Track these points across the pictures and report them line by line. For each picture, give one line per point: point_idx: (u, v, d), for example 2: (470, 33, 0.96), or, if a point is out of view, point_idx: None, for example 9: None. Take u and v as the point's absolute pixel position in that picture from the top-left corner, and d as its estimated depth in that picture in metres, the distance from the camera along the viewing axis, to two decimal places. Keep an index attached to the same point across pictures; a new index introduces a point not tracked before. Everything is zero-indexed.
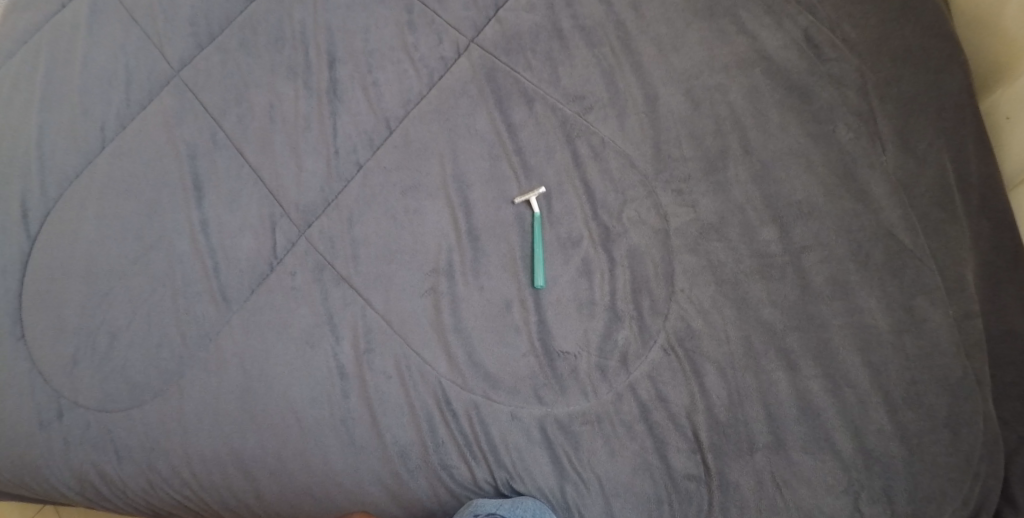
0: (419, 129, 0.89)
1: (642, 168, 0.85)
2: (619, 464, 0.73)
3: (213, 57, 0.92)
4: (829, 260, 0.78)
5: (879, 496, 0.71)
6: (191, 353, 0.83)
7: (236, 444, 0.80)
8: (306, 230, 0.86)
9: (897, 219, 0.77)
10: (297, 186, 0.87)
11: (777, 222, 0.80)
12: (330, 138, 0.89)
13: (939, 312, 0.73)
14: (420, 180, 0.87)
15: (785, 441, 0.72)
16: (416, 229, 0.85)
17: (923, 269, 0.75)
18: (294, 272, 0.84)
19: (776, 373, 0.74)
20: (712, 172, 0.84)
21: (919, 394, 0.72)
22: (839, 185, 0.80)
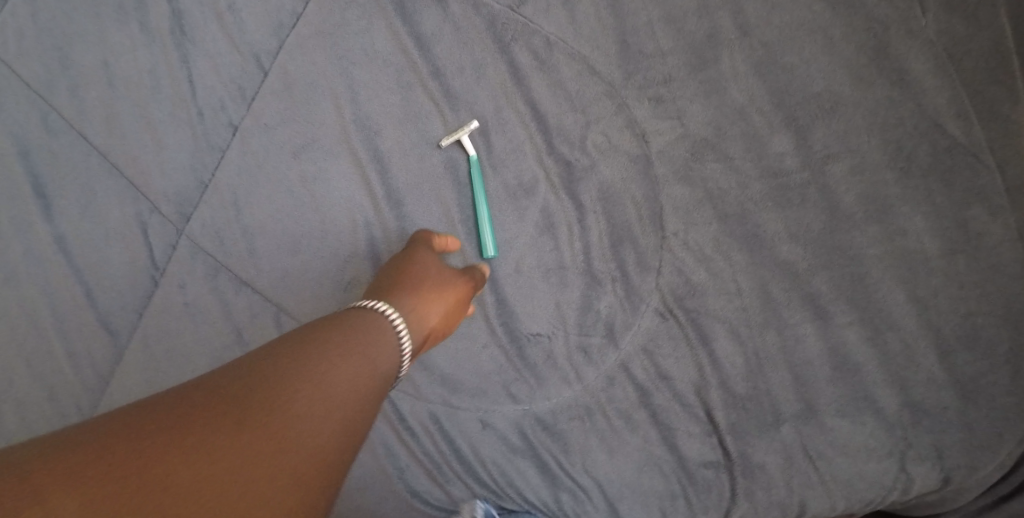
0: (301, 63, 0.66)
1: (605, 72, 0.64)
2: (620, 463, 0.61)
3: (21, 8, 0.67)
4: (861, 171, 0.60)
5: (928, 453, 0.59)
6: (92, 405, 0.67)
7: None
8: (185, 226, 0.66)
9: (945, 105, 0.58)
10: (160, 169, 0.66)
11: (793, 126, 0.61)
12: (188, 95, 0.66)
13: (999, 222, 0.57)
14: (315, 134, 0.66)
15: (817, 406, 0.60)
16: (322, 204, 0.66)
17: (979, 168, 0.58)
18: (183, 283, 0.66)
19: (802, 326, 0.60)
20: (701, 67, 0.63)
21: (977, 329, 0.58)
22: (869, 67, 0.60)
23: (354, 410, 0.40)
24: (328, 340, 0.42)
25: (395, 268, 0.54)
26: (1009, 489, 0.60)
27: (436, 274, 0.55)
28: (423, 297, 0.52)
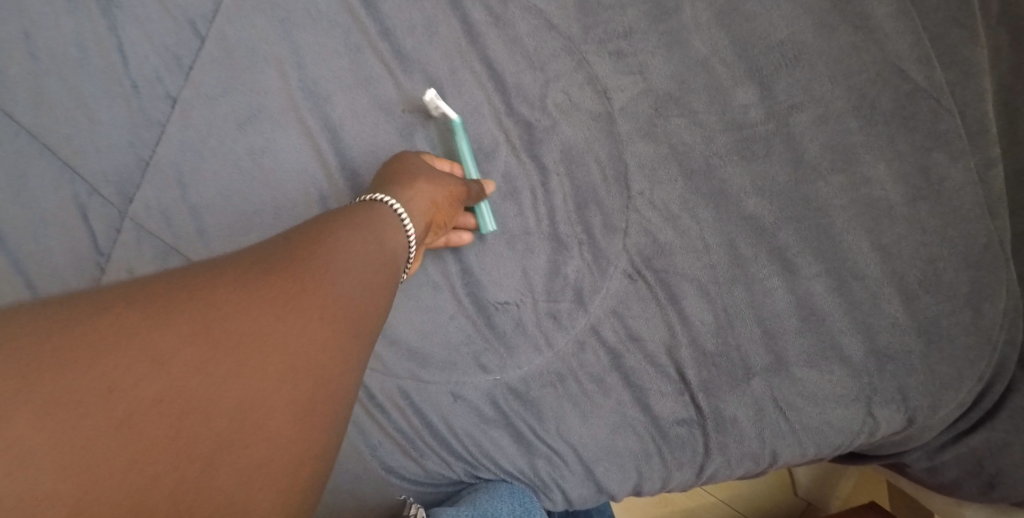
0: (240, 28, 0.62)
1: (564, 27, 0.62)
2: (594, 425, 0.61)
3: None
4: (825, 120, 0.59)
5: (893, 397, 0.60)
6: None
7: None
8: (126, 207, 0.61)
9: (908, 50, 0.58)
10: (95, 147, 0.60)
11: (756, 77, 0.60)
12: (118, 64, 0.61)
13: (960, 167, 0.58)
14: (261, 103, 0.62)
15: (785, 357, 0.60)
16: (273, 179, 0.63)
17: (940, 111, 0.58)
18: (132, 269, 0.61)
19: (771, 279, 0.60)
20: (661, 18, 0.61)
21: (938, 273, 0.59)
22: (831, 11, 0.59)
23: (366, 266, 0.35)
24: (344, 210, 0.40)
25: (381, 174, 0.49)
26: (969, 424, 0.66)
27: (429, 172, 0.49)
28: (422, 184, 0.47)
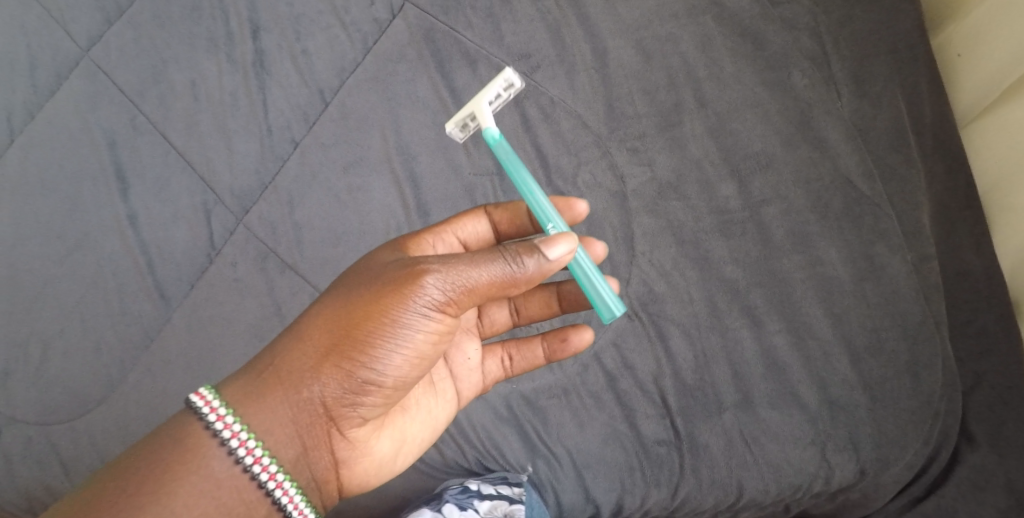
0: (357, 100, 0.85)
1: (596, 127, 0.82)
2: (589, 434, 0.72)
3: (125, 34, 0.87)
4: (789, 212, 0.76)
5: (845, 445, 0.71)
6: (133, 358, 0.81)
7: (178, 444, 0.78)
8: (244, 216, 0.83)
9: (855, 166, 0.76)
10: (230, 171, 0.84)
11: (736, 176, 0.78)
12: (261, 115, 0.85)
13: (897, 257, 0.73)
14: (363, 154, 0.84)
15: (752, 398, 0.72)
16: (361, 209, 0.83)
17: (881, 215, 0.75)
18: (235, 262, 0.82)
19: (741, 330, 0.74)
20: (668, 128, 0.81)
21: (882, 341, 0.72)
22: (796, 134, 0.78)
23: None
24: (161, 429, 0.50)
25: (352, 269, 0.57)
26: (922, 491, 0.74)
27: (368, 274, 0.55)
28: (321, 322, 0.53)
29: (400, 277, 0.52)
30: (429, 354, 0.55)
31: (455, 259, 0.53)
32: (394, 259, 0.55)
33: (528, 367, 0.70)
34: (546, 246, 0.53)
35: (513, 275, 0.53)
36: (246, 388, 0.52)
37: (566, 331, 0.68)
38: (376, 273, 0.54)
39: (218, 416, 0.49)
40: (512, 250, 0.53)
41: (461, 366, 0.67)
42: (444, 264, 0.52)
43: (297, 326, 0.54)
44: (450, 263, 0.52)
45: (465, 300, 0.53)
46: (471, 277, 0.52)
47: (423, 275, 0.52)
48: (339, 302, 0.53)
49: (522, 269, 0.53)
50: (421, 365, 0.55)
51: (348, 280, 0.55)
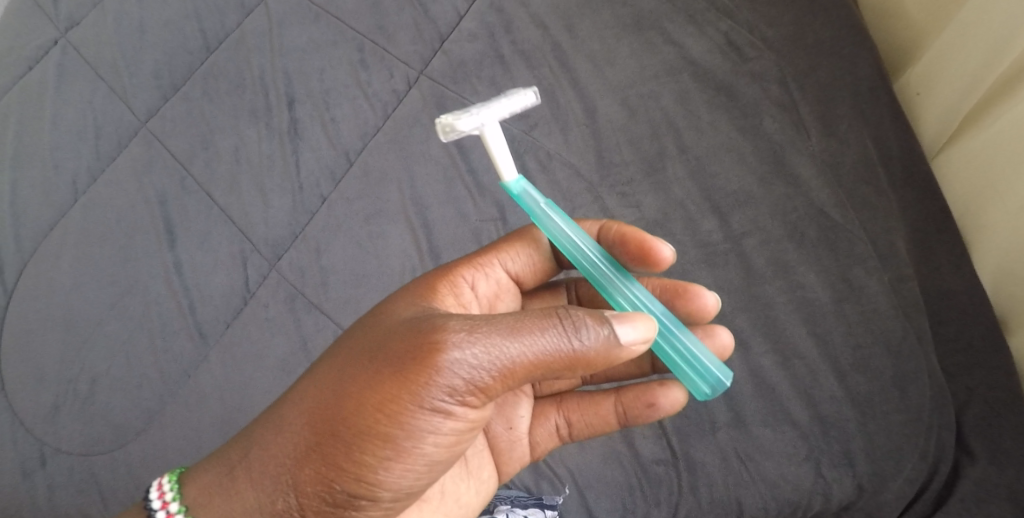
0: (377, 159, 0.95)
1: (588, 175, 0.90)
2: (588, 455, 0.77)
3: (178, 107, 1.01)
4: (768, 242, 0.82)
5: (840, 460, 0.73)
6: (171, 391, 0.89)
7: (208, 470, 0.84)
8: (276, 262, 0.93)
9: (827, 198, 0.83)
10: (264, 223, 0.94)
11: (718, 213, 0.85)
12: (294, 174, 0.96)
13: (875, 279, 0.78)
14: (382, 206, 0.94)
15: (745, 417, 0.75)
16: (380, 254, 0.92)
17: (855, 240, 0.80)
18: (266, 303, 0.91)
19: (730, 353, 0.78)
20: (653, 173, 0.89)
21: (866, 358, 0.75)
22: (771, 172, 0.85)
23: None
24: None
25: (356, 340, 0.56)
26: (929, 507, 0.73)
27: (369, 353, 0.53)
28: (302, 409, 0.53)
29: (417, 356, 0.50)
30: (442, 454, 0.53)
31: (484, 334, 0.50)
32: (414, 328, 0.53)
33: (598, 430, 0.72)
34: (593, 327, 0.52)
35: (548, 362, 0.51)
36: (211, 488, 0.54)
37: (654, 395, 0.67)
38: (388, 348, 0.52)
39: (160, 502, 0.55)
40: (557, 330, 0.51)
41: (513, 434, 0.71)
42: (468, 342, 0.49)
43: (296, 409, 0.53)
44: (473, 343, 0.50)
45: (490, 387, 0.50)
46: (499, 364, 0.50)
47: (444, 358, 0.49)
48: (345, 384, 0.52)
49: (560, 356, 0.51)
50: (429, 464, 0.53)
51: (360, 356, 0.53)
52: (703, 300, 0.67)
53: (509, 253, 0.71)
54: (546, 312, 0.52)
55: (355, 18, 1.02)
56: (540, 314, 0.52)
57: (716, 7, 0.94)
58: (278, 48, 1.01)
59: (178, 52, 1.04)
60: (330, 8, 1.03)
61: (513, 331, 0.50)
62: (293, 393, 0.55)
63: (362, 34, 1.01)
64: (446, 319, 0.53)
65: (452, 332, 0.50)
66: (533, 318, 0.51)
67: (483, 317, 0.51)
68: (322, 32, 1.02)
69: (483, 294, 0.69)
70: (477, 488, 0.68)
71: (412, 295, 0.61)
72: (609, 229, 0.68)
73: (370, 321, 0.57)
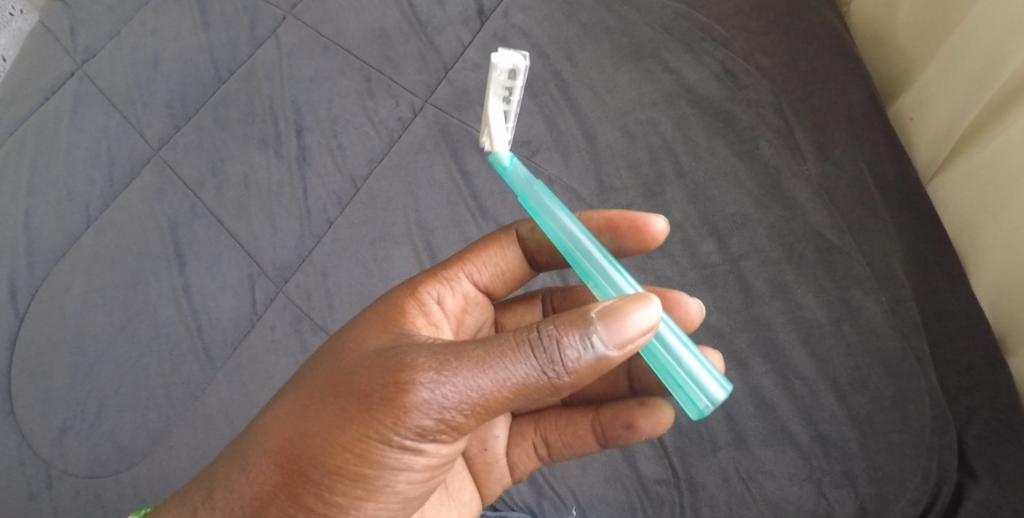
0: (383, 184, 0.98)
1: (588, 199, 0.93)
2: (590, 474, 0.80)
3: (190, 135, 1.04)
4: (766, 264, 0.84)
5: (842, 480, 0.73)
6: (178, 413, 0.90)
7: None
8: (283, 285, 0.94)
9: (823, 220, 0.84)
10: (272, 247, 0.96)
11: (716, 235, 0.87)
12: (301, 200, 0.98)
13: (872, 299, 0.79)
14: (387, 230, 0.96)
15: (746, 437, 0.77)
16: (385, 276, 0.93)
17: (852, 262, 0.81)
18: (274, 326, 0.92)
19: (730, 374, 0.79)
20: (652, 196, 0.91)
21: (865, 378, 0.76)
22: (768, 196, 0.87)
23: None
24: None
25: (328, 370, 0.57)
26: None
27: (340, 387, 0.54)
28: (272, 444, 0.54)
29: (386, 397, 0.51)
30: (416, 491, 0.55)
31: (453, 371, 0.50)
32: (384, 361, 0.53)
33: (577, 451, 0.72)
34: (574, 342, 0.50)
35: (521, 393, 0.51)
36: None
37: (633, 415, 0.67)
38: (358, 385, 0.53)
39: None
40: (531, 367, 0.50)
41: (490, 455, 0.73)
42: (438, 382, 0.50)
43: (269, 442, 0.55)
44: (442, 382, 0.50)
45: (461, 421, 0.51)
46: (468, 401, 0.50)
47: (414, 399, 0.50)
48: (315, 422, 0.53)
49: (533, 386, 0.50)
50: (403, 500, 0.54)
51: (331, 390, 0.54)
52: (686, 309, 0.68)
53: (475, 264, 0.71)
54: (521, 335, 0.51)
55: (363, 49, 1.05)
56: (513, 339, 0.51)
57: (713, 36, 0.97)
58: (287, 78, 1.05)
59: (191, 82, 1.07)
60: (338, 39, 1.06)
61: (483, 366, 0.50)
62: (266, 423, 0.56)
63: (368, 64, 1.04)
64: (416, 352, 0.53)
65: (421, 370, 0.51)
66: (505, 347, 0.51)
67: (453, 351, 0.51)
68: (330, 62, 1.05)
69: (451, 309, 0.69)
70: (458, 510, 0.71)
71: (390, 317, 0.61)
72: (590, 218, 0.70)
73: (345, 348, 0.58)
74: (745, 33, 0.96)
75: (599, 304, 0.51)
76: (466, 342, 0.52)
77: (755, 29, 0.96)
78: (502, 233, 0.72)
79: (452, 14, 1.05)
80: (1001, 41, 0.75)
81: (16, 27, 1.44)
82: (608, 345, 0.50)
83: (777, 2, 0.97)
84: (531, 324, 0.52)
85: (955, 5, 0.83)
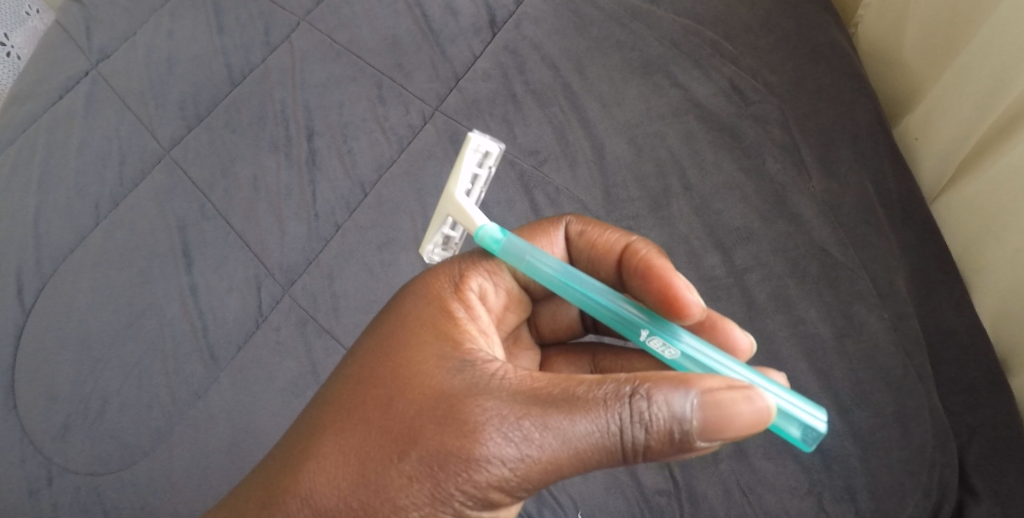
0: (392, 190, 0.99)
1: (595, 210, 0.94)
2: (592, 484, 0.80)
3: (201, 137, 1.05)
4: (769, 278, 0.84)
5: (841, 495, 0.73)
6: (180, 411, 0.90)
7: (214, 491, 0.85)
8: (290, 287, 0.95)
9: (828, 236, 0.84)
10: (280, 249, 0.97)
11: (721, 249, 0.88)
12: (310, 203, 0.99)
13: (875, 316, 0.79)
14: (394, 235, 0.96)
15: (746, 449, 0.78)
16: (391, 280, 0.93)
17: (856, 278, 0.81)
18: (279, 327, 0.93)
19: None
20: (658, 209, 0.92)
21: (867, 393, 0.76)
22: (773, 211, 0.88)
23: None
24: None
25: (387, 412, 0.54)
26: None
27: (402, 442, 0.52)
28: (327, 492, 0.53)
29: (460, 473, 0.50)
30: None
31: (535, 450, 0.50)
32: (451, 425, 0.51)
33: None
34: (672, 433, 0.49)
35: (595, 469, 0.51)
36: None
37: None
38: (425, 451, 0.51)
39: None
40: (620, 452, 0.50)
41: None
42: (517, 463, 0.50)
43: (321, 498, 0.53)
44: (519, 459, 0.50)
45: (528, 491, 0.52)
46: (543, 476, 0.51)
47: (491, 478, 0.50)
48: (376, 483, 0.52)
49: (610, 464, 0.51)
50: None
51: (393, 446, 0.52)
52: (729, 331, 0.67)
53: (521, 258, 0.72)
54: (607, 414, 0.49)
55: (375, 56, 1.06)
56: (600, 414, 0.49)
57: (722, 53, 0.99)
58: (300, 83, 1.06)
59: (204, 85, 1.08)
60: (351, 46, 1.07)
61: (565, 445, 0.49)
62: (313, 473, 0.54)
63: (380, 72, 1.06)
64: (487, 417, 0.51)
65: (498, 446, 0.50)
66: (590, 425, 0.49)
67: (532, 425, 0.50)
68: (343, 69, 1.06)
69: (494, 306, 0.69)
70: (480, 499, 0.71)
71: (446, 343, 0.58)
72: (634, 251, 0.69)
73: (403, 385, 0.55)
74: (753, 50, 0.98)
75: (702, 387, 0.49)
76: (547, 411, 0.50)
77: (763, 47, 0.98)
78: (549, 224, 0.74)
79: (464, 24, 1.06)
80: (1004, 68, 0.76)
81: (32, 26, 1.46)
82: (703, 436, 0.49)
83: (785, 22, 0.98)
84: (621, 392, 0.50)
85: (957, 30, 0.84)
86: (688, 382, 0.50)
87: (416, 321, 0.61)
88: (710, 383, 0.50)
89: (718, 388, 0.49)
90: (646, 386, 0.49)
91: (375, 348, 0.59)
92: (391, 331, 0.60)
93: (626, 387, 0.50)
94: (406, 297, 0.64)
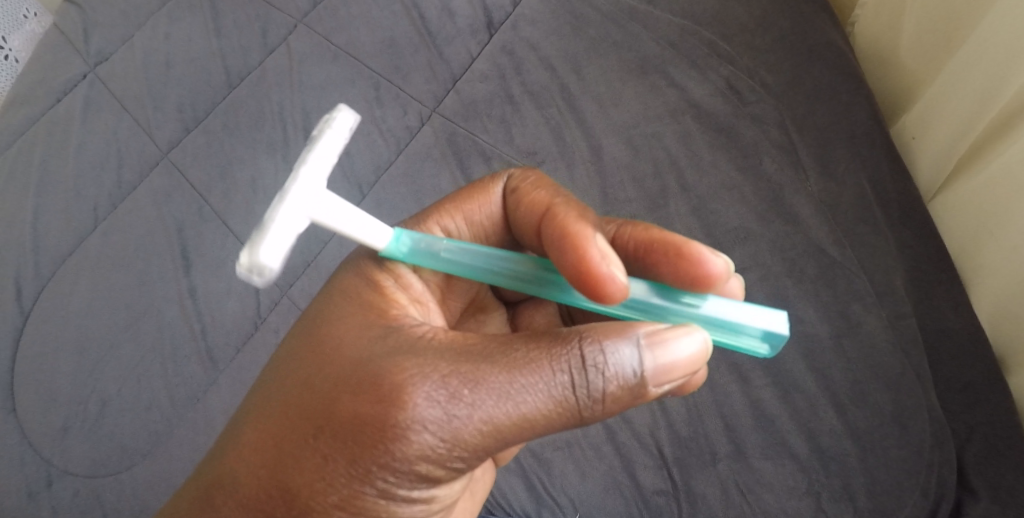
0: (390, 191, 0.99)
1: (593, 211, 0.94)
2: (591, 483, 0.80)
3: (199, 139, 1.05)
4: (766, 278, 0.85)
5: (839, 495, 0.74)
6: (180, 414, 0.91)
7: None
8: (288, 289, 0.95)
9: (825, 236, 0.85)
10: None
11: (718, 249, 0.88)
12: None
13: (873, 316, 0.79)
14: None
15: (744, 450, 0.78)
16: None
17: (854, 278, 0.81)
18: (277, 329, 0.93)
19: (730, 385, 0.81)
20: (655, 209, 0.92)
21: (865, 393, 0.76)
22: (769, 211, 0.88)
23: None
24: None
25: (311, 385, 0.52)
26: None
27: (325, 414, 0.49)
28: (252, 480, 0.51)
29: (379, 440, 0.47)
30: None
31: (462, 411, 0.47)
32: (369, 390, 0.49)
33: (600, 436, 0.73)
34: (606, 382, 0.48)
35: (541, 431, 0.49)
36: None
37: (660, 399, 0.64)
38: (341, 425, 0.48)
39: None
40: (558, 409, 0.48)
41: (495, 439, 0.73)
42: (444, 426, 0.47)
43: (242, 490, 0.51)
44: (445, 420, 0.47)
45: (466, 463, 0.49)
46: (477, 440, 0.48)
47: (417, 444, 0.47)
48: (298, 460, 0.49)
49: (557, 423, 0.49)
50: None
51: (312, 422, 0.50)
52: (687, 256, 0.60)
53: (451, 220, 0.70)
54: (542, 363, 0.48)
55: (373, 58, 1.07)
56: (532, 367, 0.48)
57: (718, 54, 0.99)
58: (297, 85, 1.06)
59: (202, 87, 1.08)
60: (349, 48, 1.07)
61: (499, 402, 0.47)
62: (237, 464, 0.52)
63: (378, 74, 1.06)
64: (410, 377, 0.48)
65: (421, 408, 0.47)
66: (523, 379, 0.48)
67: (458, 382, 0.48)
68: (340, 71, 1.06)
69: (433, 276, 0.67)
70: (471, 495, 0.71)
71: (375, 312, 0.57)
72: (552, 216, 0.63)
73: (328, 357, 0.53)
74: (750, 50, 0.98)
75: (643, 327, 0.50)
76: (475, 368, 0.48)
77: (759, 47, 0.98)
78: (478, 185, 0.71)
79: (462, 26, 1.06)
80: (1001, 65, 0.76)
81: (30, 29, 1.46)
82: (648, 377, 0.49)
83: (782, 21, 0.98)
84: (552, 346, 0.49)
85: (954, 28, 0.84)
86: (631, 327, 0.50)
87: (343, 300, 0.59)
88: (655, 325, 0.51)
89: (657, 328, 0.50)
90: (588, 333, 0.49)
91: (308, 325, 0.59)
92: (320, 313, 0.59)
93: (563, 337, 0.49)
94: (337, 281, 0.62)
